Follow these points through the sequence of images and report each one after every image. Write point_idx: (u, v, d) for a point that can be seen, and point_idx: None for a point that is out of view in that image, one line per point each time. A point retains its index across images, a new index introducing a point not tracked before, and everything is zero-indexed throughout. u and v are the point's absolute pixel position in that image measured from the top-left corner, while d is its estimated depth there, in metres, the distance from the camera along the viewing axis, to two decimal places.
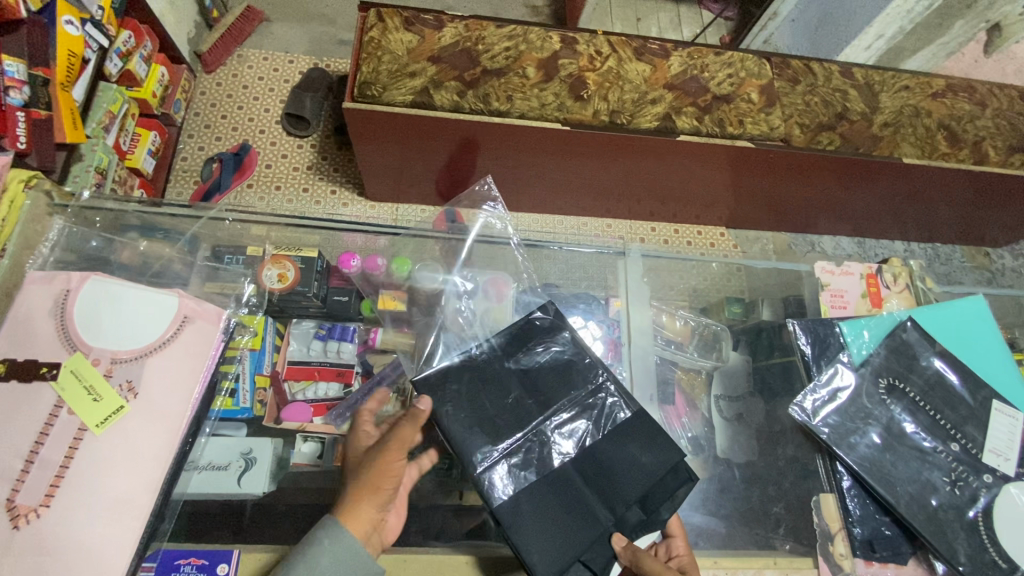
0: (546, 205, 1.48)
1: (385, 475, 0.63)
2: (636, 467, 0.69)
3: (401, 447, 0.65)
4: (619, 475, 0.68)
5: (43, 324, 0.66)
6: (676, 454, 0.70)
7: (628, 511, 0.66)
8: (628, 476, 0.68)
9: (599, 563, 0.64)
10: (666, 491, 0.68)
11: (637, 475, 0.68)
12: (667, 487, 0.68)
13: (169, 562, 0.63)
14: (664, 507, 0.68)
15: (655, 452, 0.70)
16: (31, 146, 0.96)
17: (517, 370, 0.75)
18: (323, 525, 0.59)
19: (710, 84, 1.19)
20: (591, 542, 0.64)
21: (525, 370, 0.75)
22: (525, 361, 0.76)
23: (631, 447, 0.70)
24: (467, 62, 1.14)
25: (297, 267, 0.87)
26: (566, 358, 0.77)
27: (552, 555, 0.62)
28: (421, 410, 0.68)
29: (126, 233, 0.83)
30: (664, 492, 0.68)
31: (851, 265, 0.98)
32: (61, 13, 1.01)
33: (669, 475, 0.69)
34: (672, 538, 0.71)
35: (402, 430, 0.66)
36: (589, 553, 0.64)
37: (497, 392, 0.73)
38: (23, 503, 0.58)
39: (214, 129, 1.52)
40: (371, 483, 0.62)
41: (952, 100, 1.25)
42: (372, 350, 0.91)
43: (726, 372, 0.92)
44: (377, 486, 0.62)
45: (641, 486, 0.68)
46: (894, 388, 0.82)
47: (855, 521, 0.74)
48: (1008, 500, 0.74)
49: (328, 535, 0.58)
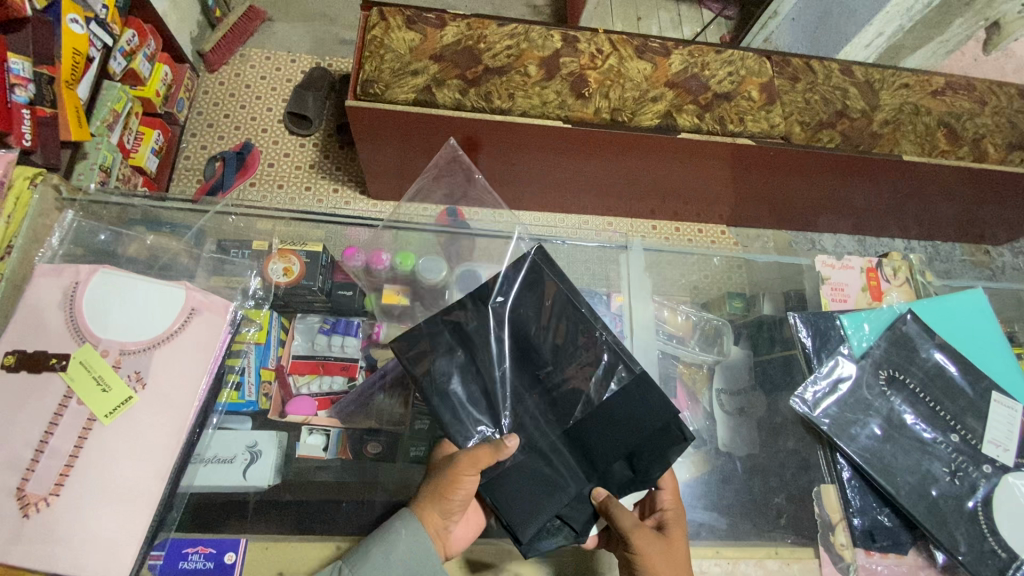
0: (548, 202, 1.48)
1: (456, 486, 0.64)
2: (622, 422, 0.70)
3: (474, 464, 0.64)
4: (605, 431, 0.69)
5: (53, 316, 0.66)
6: (666, 413, 0.69)
7: (613, 467, 0.69)
8: (614, 433, 0.69)
9: (579, 522, 0.68)
10: (656, 450, 0.68)
11: (623, 431, 0.69)
12: (658, 446, 0.68)
13: (178, 551, 0.66)
14: (653, 467, 0.68)
15: (641, 407, 0.70)
16: (36, 143, 0.96)
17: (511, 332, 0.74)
18: (401, 516, 0.64)
19: (711, 82, 1.20)
20: (571, 499, 0.68)
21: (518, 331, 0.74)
22: (513, 323, 0.75)
23: (615, 401, 0.70)
24: (469, 61, 1.15)
25: (302, 260, 0.88)
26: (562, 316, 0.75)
27: (533, 510, 0.66)
28: (506, 448, 0.66)
29: (133, 227, 0.84)
30: (653, 451, 0.68)
31: (852, 258, 0.99)
32: (66, 11, 1.02)
33: (659, 434, 0.69)
34: (658, 492, 0.72)
35: (477, 453, 0.65)
36: (569, 509, 0.68)
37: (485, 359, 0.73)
38: (33, 492, 0.59)
39: (217, 128, 1.53)
40: (441, 491, 0.64)
41: (952, 98, 1.26)
42: (376, 344, 0.90)
43: (728, 365, 0.91)
44: (448, 494, 0.64)
45: (626, 444, 0.69)
46: (895, 379, 0.82)
47: (854, 512, 0.76)
48: (1008, 490, 0.74)
49: (405, 526, 0.63)
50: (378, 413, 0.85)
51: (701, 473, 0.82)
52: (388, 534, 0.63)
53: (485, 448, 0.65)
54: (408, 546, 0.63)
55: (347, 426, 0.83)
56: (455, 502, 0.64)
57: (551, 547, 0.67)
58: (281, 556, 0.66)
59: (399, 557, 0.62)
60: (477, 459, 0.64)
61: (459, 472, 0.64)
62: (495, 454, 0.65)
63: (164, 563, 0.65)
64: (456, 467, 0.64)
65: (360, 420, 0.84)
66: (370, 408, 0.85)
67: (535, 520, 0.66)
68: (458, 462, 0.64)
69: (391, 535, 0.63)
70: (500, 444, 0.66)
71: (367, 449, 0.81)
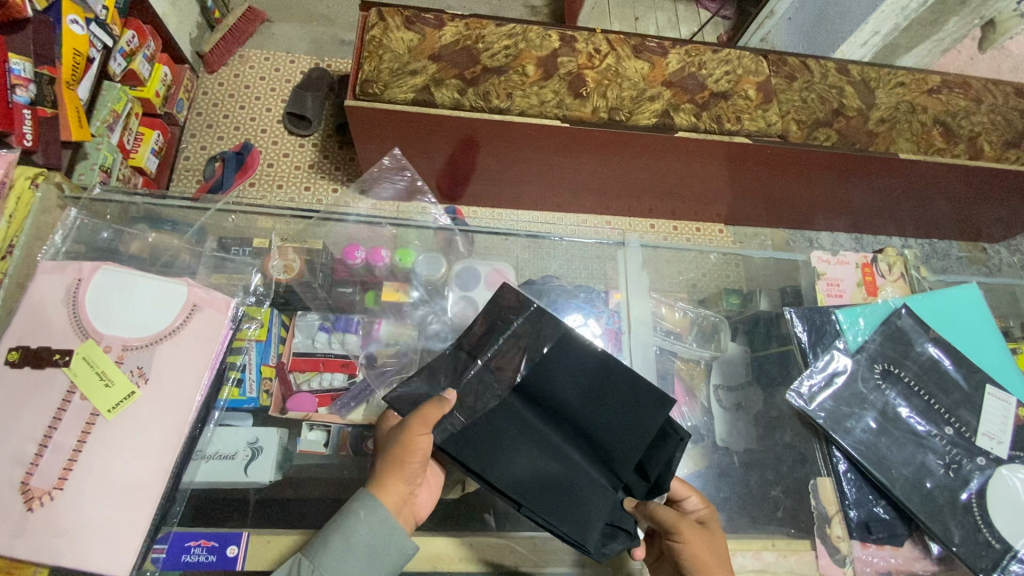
0: (546, 202, 1.49)
1: (410, 450, 0.64)
2: (625, 430, 0.70)
3: (424, 422, 0.65)
4: (613, 442, 0.70)
5: (55, 311, 0.67)
6: (659, 417, 0.70)
7: (631, 476, 0.70)
8: (624, 443, 0.70)
9: (630, 522, 0.68)
10: (661, 455, 0.69)
11: (629, 441, 0.70)
12: (663, 452, 0.69)
13: (180, 544, 0.67)
14: (665, 472, 0.69)
15: (635, 414, 0.71)
16: (38, 143, 0.97)
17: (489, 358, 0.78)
18: (359, 498, 0.63)
19: (708, 81, 1.20)
20: (610, 507, 0.68)
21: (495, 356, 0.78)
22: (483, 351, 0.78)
23: (610, 413, 0.71)
24: (468, 61, 1.15)
25: (302, 259, 0.88)
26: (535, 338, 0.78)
27: (581, 525, 0.66)
28: (448, 400, 0.69)
29: (134, 225, 0.85)
30: (660, 457, 0.69)
31: (847, 254, 1.00)
32: (66, 12, 1.02)
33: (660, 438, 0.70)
34: (685, 498, 0.71)
35: (424, 410, 0.66)
36: (613, 514, 0.68)
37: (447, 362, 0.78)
38: (38, 485, 0.59)
39: (216, 129, 1.54)
40: (397, 457, 0.64)
41: (948, 97, 1.27)
42: (377, 342, 0.89)
43: (724, 361, 0.92)
44: (405, 461, 0.64)
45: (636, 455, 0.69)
46: (890, 373, 0.83)
47: (850, 504, 0.76)
48: (1002, 482, 0.75)
49: (364, 508, 0.62)
50: (378, 409, 0.85)
51: (697, 468, 0.82)
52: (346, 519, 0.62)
53: (431, 404, 0.67)
54: (369, 527, 0.62)
55: (346, 423, 0.83)
56: (412, 469, 0.65)
57: (619, 549, 0.66)
58: (283, 549, 0.66)
59: (360, 539, 0.61)
60: (429, 417, 0.66)
61: (412, 433, 0.64)
62: (440, 408, 0.67)
63: (167, 557, 0.66)
64: (410, 428, 0.65)
65: (359, 416, 0.85)
66: (370, 404, 0.86)
67: (589, 528, 0.66)
68: (409, 423, 0.65)
69: (350, 518, 0.62)
70: (442, 397, 0.69)
71: (367, 445, 0.81)
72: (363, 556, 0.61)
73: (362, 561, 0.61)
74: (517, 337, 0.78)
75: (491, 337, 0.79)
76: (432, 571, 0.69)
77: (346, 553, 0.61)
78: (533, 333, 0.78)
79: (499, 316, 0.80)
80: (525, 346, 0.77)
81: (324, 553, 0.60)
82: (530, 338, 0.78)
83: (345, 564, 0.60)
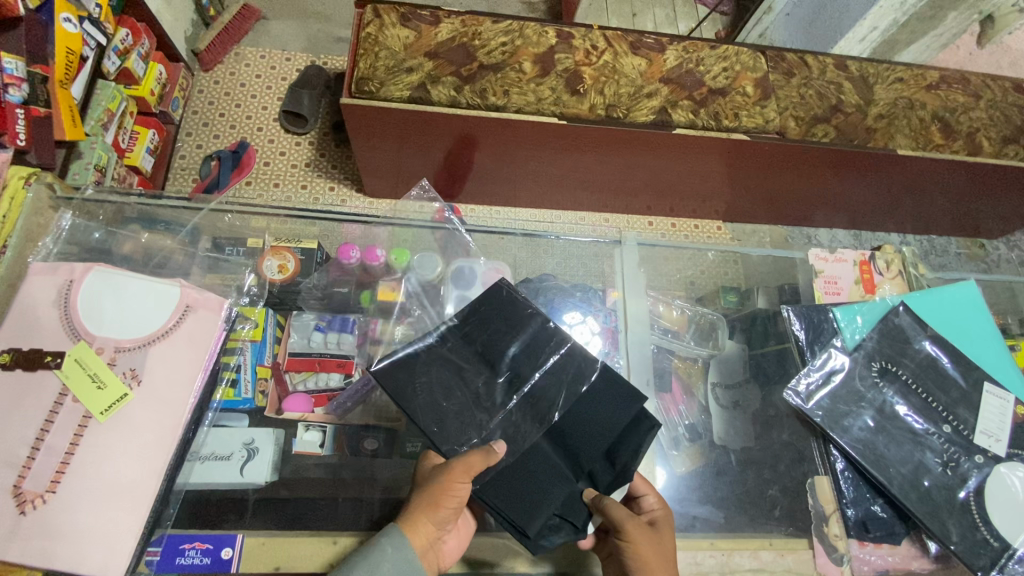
0: (545, 200, 1.49)
1: (447, 493, 0.63)
2: (598, 420, 0.72)
3: (468, 470, 0.64)
4: (581, 433, 0.71)
5: (48, 314, 0.66)
6: (634, 406, 0.73)
7: (596, 465, 0.70)
8: (595, 428, 0.71)
9: (580, 517, 0.66)
10: (631, 443, 0.70)
11: (598, 431, 0.71)
12: (632, 440, 0.70)
13: (175, 547, 0.67)
14: (630, 461, 0.69)
15: (609, 407, 0.73)
16: (31, 143, 0.96)
17: (478, 355, 0.75)
18: (388, 533, 0.62)
19: (706, 78, 1.20)
20: (564, 497, 0.67)
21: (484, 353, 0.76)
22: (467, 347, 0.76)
23: (587, 406, 0.73)
24: (464, 58, 1.15)
25: (297, 258, 0.91)
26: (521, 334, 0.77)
27: (530, 507, 0.66)
28: (495, 452, 0.66)
29: (127, 226, 0.84)
30: (629, 445, 0.70)
31: (845, 251, 1.00)
32: (60, 11, 1.01)
33: (632, 429, 0.71)
34: (642, 496, 0.71)
35: (469, 458, 0.64)
36: (565, 506, 0.67)
37: (478, 389, 0.73)
38: (31, 489, 0.59)
39: (212, 127, 1.53)
40: (432, 498, 0.63)
41: (946, 92, 1.26)
42: (373, 340, 0.89)
43: (722, 359, 0.92)
44: (438, 505, 0.63)
45: (603, 442, 0.71)
46: (887, 371, 0.83)
47: (847, 503, 0.76)
48: (999, 479, 0.75)
49: (391, 544, 0.61)
50: (376, 409, 0.85)
51: (695, 466, 0.82)
52: (371, 552, 0.61)
53: (476, 453, 0.65)
54: (395, 563, 0.61)
55: (343, 423, 0.84)
56: (445, 511, 0.63)
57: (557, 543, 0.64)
58: (277, 551, 0.66)
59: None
60: (474, 467, 0.64)
61: (453, 478, 0.63)
62: (488, 459, 0.65)
63: (161, 559, 0.66)
64: (451, 474, 0.63)
65: (356, 417, 0.85)
66: (368, 405, 0.85)
67: (537, 513, 0.66)
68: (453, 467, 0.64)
69: (377, 553, 0.61)
70: (489, 449, 0.66)
71: (365, 446, 0.82)
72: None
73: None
74: (556, 371, 0.75)
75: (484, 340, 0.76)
76: None
77: None
78: (574, 368, 0.75)
79: (537, 347, 0.76)
80: (565, 381, 0.74)
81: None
82: (569, 371, 0.75)
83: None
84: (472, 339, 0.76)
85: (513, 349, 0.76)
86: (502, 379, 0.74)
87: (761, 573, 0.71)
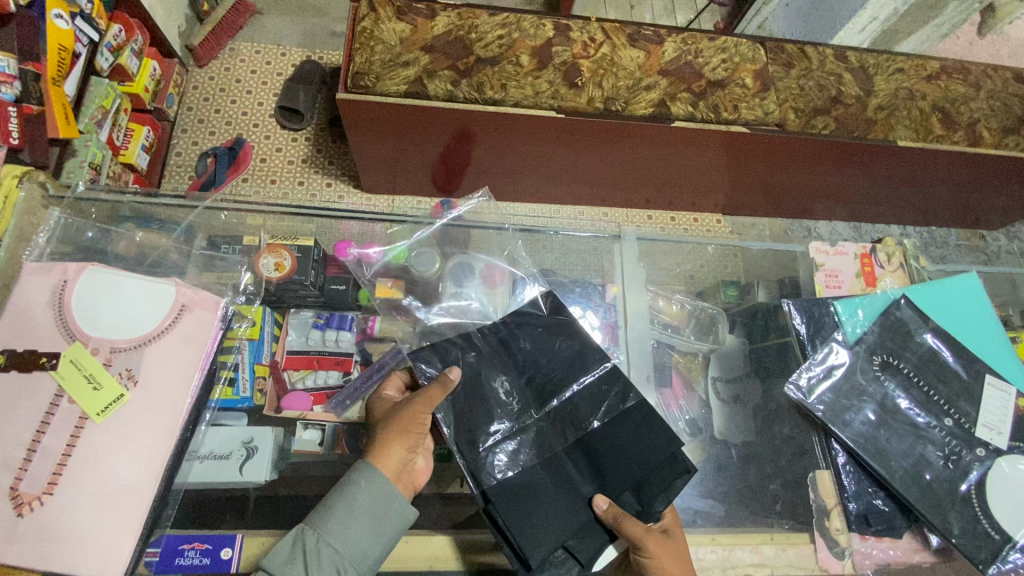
0: (544, 194, 1.48)
1: (414, 421, 0.68)
2: (633, 453, 0.71)
3: (428, 401, 0.69)
4: (613, 461, 0.70)
5: (42, 315, 0.66)
6: (670, 444, 0.71)
7: (622, 496, 0.68)
8: (628, 462, 0.70)
9: (585, 554, 0.66)
10: (661, 482, 0.69)
11: (631, 461, 0.70)
12: (663, 478, 0.70)
13: (174, 547, 0.66)
14: (657, 497, 0.69)
15: (647, 437, 0.72)
16: (24, 141, 0.95)
17: (523, 355, 0.77)
18: (357, 468, 0.64)
19: (705, 69, 1.18)
20: (579, 529, 0.66)
21: (530, 353, 0.77)
22: (515, 346, 0.78)
23: (623, 433, 0.72)
24: (460, 51, 1.13)
25: (294, 256, 0.87)
26: (567, 343, 0.79)
27: (543, 537, 0.64)
28: (451, 379, 0.70)
29: (122, 224, 0.83)
30: (660, 482, 0.69)
31: (846, 245, 0.98)
32: (51, 6, 1.00)
33: (665, 466, 0.70)
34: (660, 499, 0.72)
35: (429, 391, 0.69)
36: (574, 539, 0.66)
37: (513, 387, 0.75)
38: (27, 491, 0.59)
39: (207, 124, 1.51)
40: (401, 426, 0.67)
41: (947, 83, 1.25)
42: (371, 338, 0.92)
43: (722, 354, 0.92)
44: (408, 429, 0.67)
45: (634, 478, 0.69)
46: (889, 364, 0.82)
47: (849, 497, 0.76)
48: (1001, 473, 0.75)
49: (364, 478, 0.63)
50: None
51: (695, 462, 0.82)
52: (347, 486, 0.63)
53: (434, 386, 0.70)
54: (371, 496, 0.62)
55: (342, 421, 0.84)
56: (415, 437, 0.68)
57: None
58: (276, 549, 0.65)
59: (362, 508, 0.61)
60: (435, 399, 0.69)
61: (416, 408, 0.68)
62: (446, 387, 0.69)
63: (160, 560, 0.65)
64: (414, 404, 0.69)
65: (354, 415, 0.85)
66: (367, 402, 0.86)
67: (549, 544, 0.64)
68: (416, 399, 0.69)
69: (351, 488, 0.62)
70: (445, 377, 0.70)
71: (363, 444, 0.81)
72: (364, 524, 0.61)
73: (366, 528, 0.61)
74: (596, 387, 0.75)
75: (531, 341, 0.78)
76: (429, 571, 0.68)
77: (349, 519, 0.60)
78: (614, 386, 0.75)
79: (579, 358, 0.77)
80: (605, 399, 0.74)
81: (329, 522, 0.60)
82: (614, 390, 0.75)
83: (350, 531, 0.60)
84: (521, 338, 0.78)
85: (555, 355, 0.77)
86: (541, 385, 0.75)
87: (762, 568, 0.71)
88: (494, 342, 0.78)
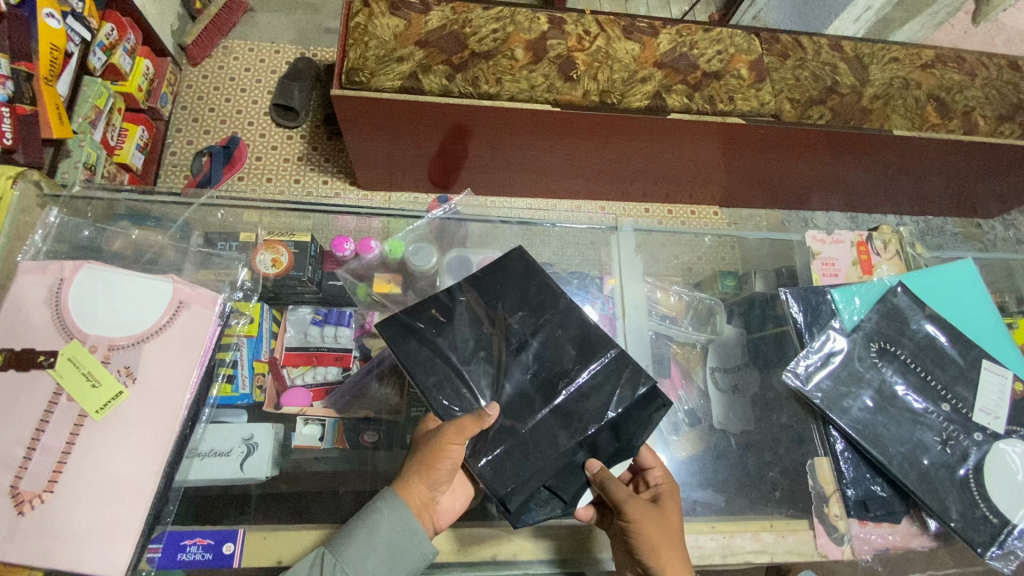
0: (541, 188, 1.48)
1: (440, 456, 0.63)
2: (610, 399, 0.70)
3: (460, 432, 0.64)
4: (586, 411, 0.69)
5: (38, 313, 0.66)
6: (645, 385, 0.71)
7: (600, 439, 0.69)
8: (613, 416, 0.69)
9: (569, 492, 0.67)
10: (639, 418, 0.70)
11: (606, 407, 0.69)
12: (642, 416, 0.70)
13: (176, 543, 0.66)
14: (637, 437, 0.69)
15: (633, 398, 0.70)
16: (18, 142, 0.95)
17: (520, 341, 0.73)
18: (383, 496, 0.63)
19: (700, 61, 1.18)
20: (558, 471, 0.67)
21: (528, 339, 0.74)
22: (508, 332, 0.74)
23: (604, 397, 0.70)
24: (454, 45, 1.13)
25: (291, 251, 0.87)
26: (564, 325, 0.75)
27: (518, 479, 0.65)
28: (489, 417, 0.65)
29: (117, 222, 0.83)
30: (637, 420, 0.70)
31: (842, 233, 0.98)
32: (41, 6, 1.00)
33: (643, 405, 0.71)
34: (648, 470, 0.72)
35: (461, 420, 0.64)
36: (555, 480, 0.67)
37: (519, 378, 0.71)
38: (28, 489, 0.59)
39: (202, 122, 1.51)
40: (426, 461, 0.63)
41: (941, 71, 1.25)
42: (369, 333, 0.92)
43: (720, 344, 0.92)
44: (432, 464, 0.63)
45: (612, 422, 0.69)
46: (886, 351, 0.83)
47: (848, 483, 0.76)
48: (998, 456, 0.75)
49: (388, 507, 0.62)
50: (374, 402, 0.85)
51: (694, 452, 0.82)
52: (370, 515, 0.62)
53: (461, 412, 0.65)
54: (392, 527, 0.62)
55: (342, 416, 0.84)
56: (441, 472, 0.64)
57: (539, 518, 0.65)
58: (279, 544, 0.66)
59: (383, 538, 0.62)
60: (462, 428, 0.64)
61: (445, 439, 0.63)
62: (478, 420, 0.64)
63: (163, 556, 0.65)
64: (443, 435, 0.64)
65: (355, 410, 0.85)
66: (366, 398, 0.86)
67: (526, 486, 0.65)
68: (445, 429, 0.64)
69: (374, 516, 0.62)
70: (483, 413, 0.65)
71: (364, 439, 0.82)
72: (382, 556, 0.61)
73: (384, 560, 0.61)
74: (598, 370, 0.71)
75: (525, 326, 0.74)
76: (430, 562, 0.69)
77: (367, 551, 0.61)
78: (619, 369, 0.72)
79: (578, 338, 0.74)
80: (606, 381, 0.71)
81: (348, 549, 0.61)
82: (617, 369, 0.72)
83: (366, 563, 0.60)
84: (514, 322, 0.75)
85: (555, 339, 0.74)
86: (547, 372, 0.72)
87: (762, 554, 0.71)
88: (487, 331, 0.74)
